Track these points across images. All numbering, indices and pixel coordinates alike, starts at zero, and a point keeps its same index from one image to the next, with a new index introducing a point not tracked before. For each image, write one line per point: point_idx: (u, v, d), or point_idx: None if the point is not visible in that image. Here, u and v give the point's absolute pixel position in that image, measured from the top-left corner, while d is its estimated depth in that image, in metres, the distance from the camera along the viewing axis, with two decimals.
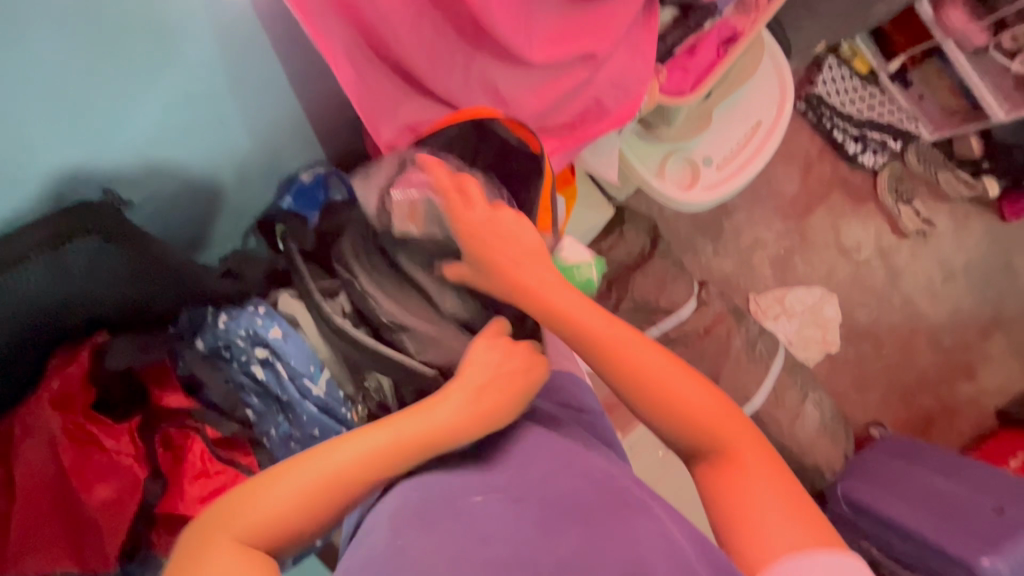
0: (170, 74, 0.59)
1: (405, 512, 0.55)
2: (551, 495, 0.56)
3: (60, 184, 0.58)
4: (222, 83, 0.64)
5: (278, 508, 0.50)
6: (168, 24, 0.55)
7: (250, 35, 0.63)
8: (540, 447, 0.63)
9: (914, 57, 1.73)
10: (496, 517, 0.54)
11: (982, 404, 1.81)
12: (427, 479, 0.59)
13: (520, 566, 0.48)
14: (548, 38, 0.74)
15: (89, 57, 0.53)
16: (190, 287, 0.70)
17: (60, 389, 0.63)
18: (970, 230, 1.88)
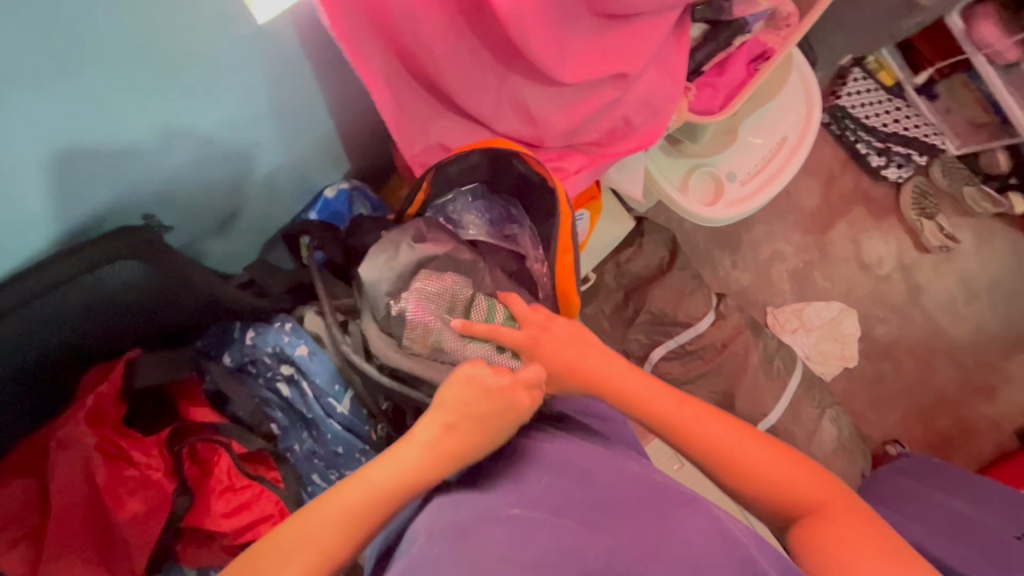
0: (217, 103, 0.58)
1: (436, 525, 0.52)
2: (594, 494, 0.55)
3: (106, 210, 0.58)
4: (263, 110, 0.63)
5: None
6: (221, 59, 0.54)
7: (295, 62, 0.62)
8: (571, 456, 0.61)
9: (943, 70, 1.72)
10: (535, 521, 0.52)
11: (1003, 425, 1.78)
12: (460, 494, 0.57)
13: (576, 562, 0.47)
14: (581, 59, 0.73)
15: (144, 91, 0.51)
16: (219, 305, 0.70)
17: (93, 406, 0.64)
18: (994, 247, 1.84)
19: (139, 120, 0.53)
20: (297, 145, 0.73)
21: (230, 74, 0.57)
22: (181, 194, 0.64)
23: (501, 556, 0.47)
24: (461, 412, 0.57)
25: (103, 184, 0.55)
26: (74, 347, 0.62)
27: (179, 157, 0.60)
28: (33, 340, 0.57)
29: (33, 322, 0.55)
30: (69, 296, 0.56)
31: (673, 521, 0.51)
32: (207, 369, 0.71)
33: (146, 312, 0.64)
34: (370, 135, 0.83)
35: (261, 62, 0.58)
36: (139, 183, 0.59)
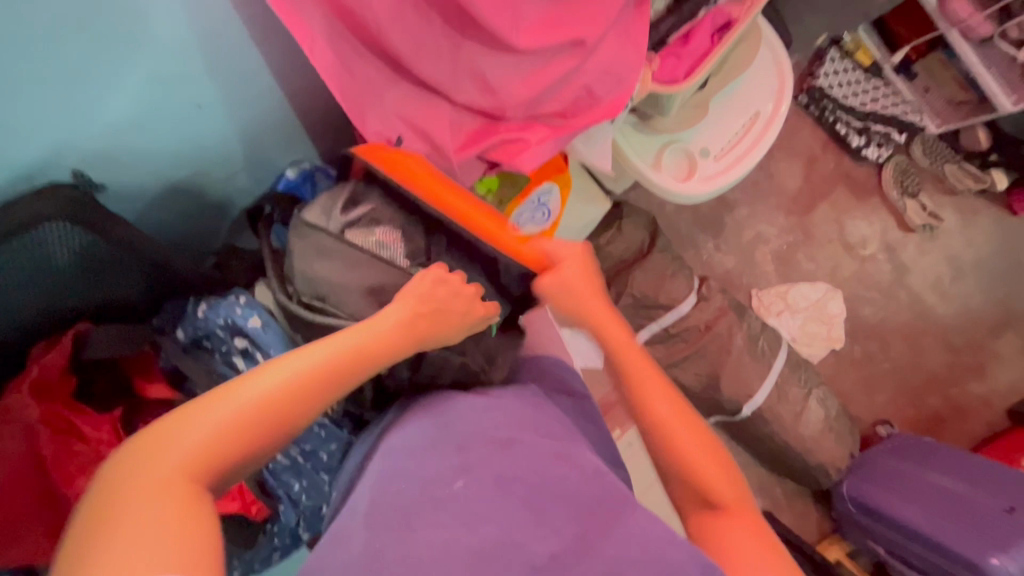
0: (143, 53, 0.56)
1: (380, 512, 0.54)
2: (537, 474, 0.57)
3: (33, 166, 0.55)
4: (196, 63, 0.61)
5: (204, 441, 0.46)
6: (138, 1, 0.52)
7: (226, 16, 0.60)
8: (523, 432, 0.63)
9: (919, 48, 1.70)
10: (480, 499, 0.54)
11: (993, 403, 1.77)
12: (403, 465, 0.60)
13: (512, 547, 0.50)
14: (535, 24, 0.73)
15: (52, 27, 0.49)
16: (165, 270, 0.68)
17: (39, 375, 0.60)
18: (977, 225, 1.84)
19: (52, 62, 0.50)
20: (247, 112, 0.71)
21: (153, 22, 0.54)
22: (118, 154, 0.61)
23: (445, 548, 0.49)
24: (444, 301, 0.63)
25: (15, 142, 0.53)
26: (33, 309, 0.60)
27: (108, 114, 0.57)
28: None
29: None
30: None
31: (622, 518, 0.54)
32: (162, 346, 0.69)
33: (69, 282, 0.61)
34: (329, 110, 0.82)
35: (183, 8, 0.56)
36: (67, 144, 0.56)
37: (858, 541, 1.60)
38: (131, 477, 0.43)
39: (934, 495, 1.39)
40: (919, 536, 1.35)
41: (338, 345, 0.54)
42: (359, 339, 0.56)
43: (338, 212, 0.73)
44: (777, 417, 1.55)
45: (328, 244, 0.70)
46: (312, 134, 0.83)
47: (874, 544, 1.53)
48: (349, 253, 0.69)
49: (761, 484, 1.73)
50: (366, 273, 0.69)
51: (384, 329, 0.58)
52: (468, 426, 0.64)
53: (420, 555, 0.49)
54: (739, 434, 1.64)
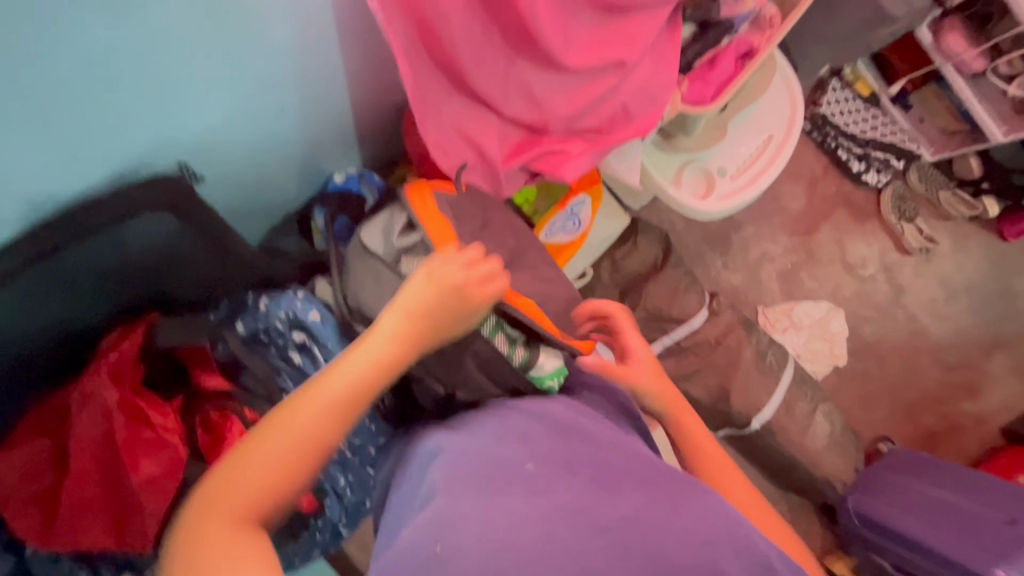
0: (252, 56, 0.58)
1: (459, 480, 0.57)
2: (598, 461, 0.61)
3: (142, 157, 0.58)
4: (287, 73, 0.64)
5: (255, 487, 0.53)
6: (258, 9, 0.55)
7: (325, 30, 0.63)
8: (586, 433, 0.67)
9: (914, 80, 1.80)
10: (551, 478, 0.57)
11: (988, 422, 1.83)
12: (473, 445, 0.63)
13: (584, 512, 0.52)
14: (583, 45, 0.78)
15: (186, 25, 0.51)
16: (241, 262, 0.71)
17: (116, 363, 0.64)
18: (970, 250, 1.92)
19: (176, 61, 0.53)
20: (317, 118, 0.74)
21: (265, 28, 0.57)
22: (212, 153, 0.64)
23: (522, 507, 0.52)
24: (432, 304, 0.61)
25: (130, 133, 0.55)
26: (121, 287, 0.64)
27: (210, 111, 0.60)
28: (48, 292, 0.57)
29: (51, 278, 0.57)
30: (79, 251, 0.57)
31: (690, 500, 0.56)
32: (222, 338, 0.71)
33: (151, 268, 0.65)
34: (381, 119, 0.86)
35: (293, 18, 0.59)
36: (173, 138, 0.59)
37: (861, 556, 1.63)
38: (206, 529, 0.51)
39: (937, 509, 1.42)
40: (924, 550, 1.37)
41: (341, 381, 0.56)
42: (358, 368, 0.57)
43: (395, 238, 0.75)
44: (785, 430, 1.58)
45: (382, 271, 0.73)
46: (361, 141, 0.87)
47: (877, 557, 1.55)
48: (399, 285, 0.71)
49: (766, 499, 1.75)
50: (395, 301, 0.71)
51: (375, 355, 0.58)
52: (528, 421, 0.68)
53: (498, 516, 0.51)
54: (746, 447, 1.67)
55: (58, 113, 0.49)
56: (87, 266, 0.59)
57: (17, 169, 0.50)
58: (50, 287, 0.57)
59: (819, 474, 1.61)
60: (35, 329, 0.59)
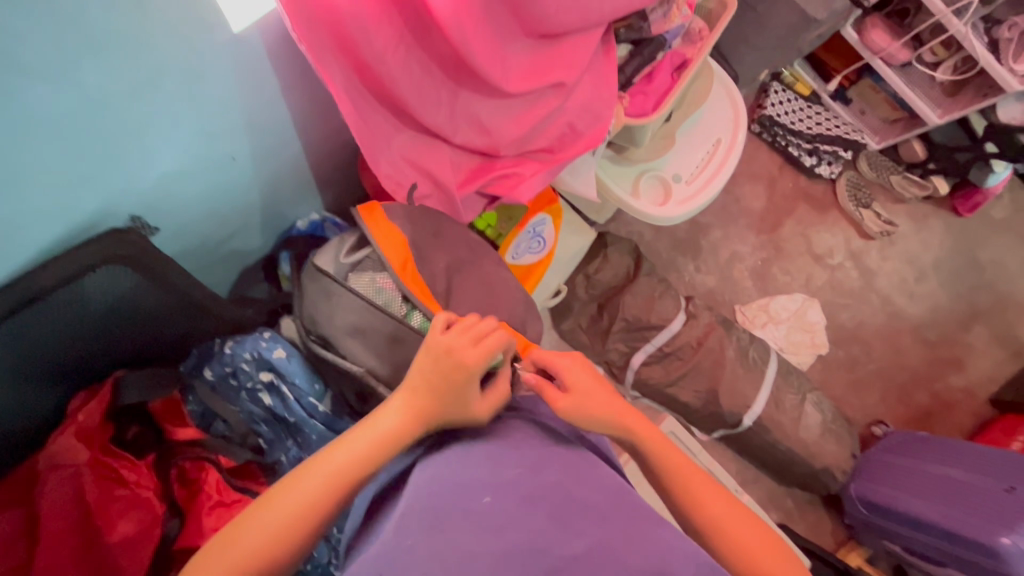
0: (196, 106, 0.60)
1: (415, 516, 0.56)
2: (563, 490, 0.59)
3: (95, 214, 0.59)
4: (235, 117, 0.66)
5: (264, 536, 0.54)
6: (200, 62, 0.57)
7: (268, 75, 0.66)
8: (554, 455, 0.65)
9: (849, 77, 1.90)
10: (509, 513, 0.55)
11: (975, 394, 1.86)
12: (436, 480, 0.60)
13: (532, 552, 0.51)
14: (520, 72, 0.82)
15: (130, 80, 0.52)
16: (206, 309, 0.72)
17: (85, 423, 0.64)
18: (930, 228, 1.99)
19: (120, 115, 0.54)
20: (272, 163, 0.77)
21: (208, 79, 0.59)
22: (163, 205, 0.66)
23: (467, 550, 0.51)
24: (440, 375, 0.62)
25: (82, 190, 0.56)
26: (85, 346, 0.64)
27: (159, 163, 0.61)
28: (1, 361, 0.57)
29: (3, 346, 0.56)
30: (29, 317, 0.56)
31: (646, 533, 0.55)
32: (191, 387, 0.73)
33: (112, 323, 0.65)
34: (337, 160, 0.89)
35: (235, 66, 0.61)
36: (125, 191, 0.61)
37: (874, 544, 1.62)
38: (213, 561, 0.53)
39: (936, 485, 1.42)
40: (929, 527, 1.37)
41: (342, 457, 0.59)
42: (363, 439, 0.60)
43: (343, 256, 0.76)
44: (778, 425, 1.59)
45: (333, 289, 0.74)
46: (319, 184, 0.90)
47: (889, 543, 1.55)
48: (352, 301, 0.73)
49: (772, 497, 1.74)
50: (347, 313, 0.73)
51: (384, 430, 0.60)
52: (497, 447, 0.66)
53: (443, 556, 0.50)
54: (744, 447, 1.66)
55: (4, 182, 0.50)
56: (42, 330, 0.58)
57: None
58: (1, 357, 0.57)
59: (819, 465, 1.61)
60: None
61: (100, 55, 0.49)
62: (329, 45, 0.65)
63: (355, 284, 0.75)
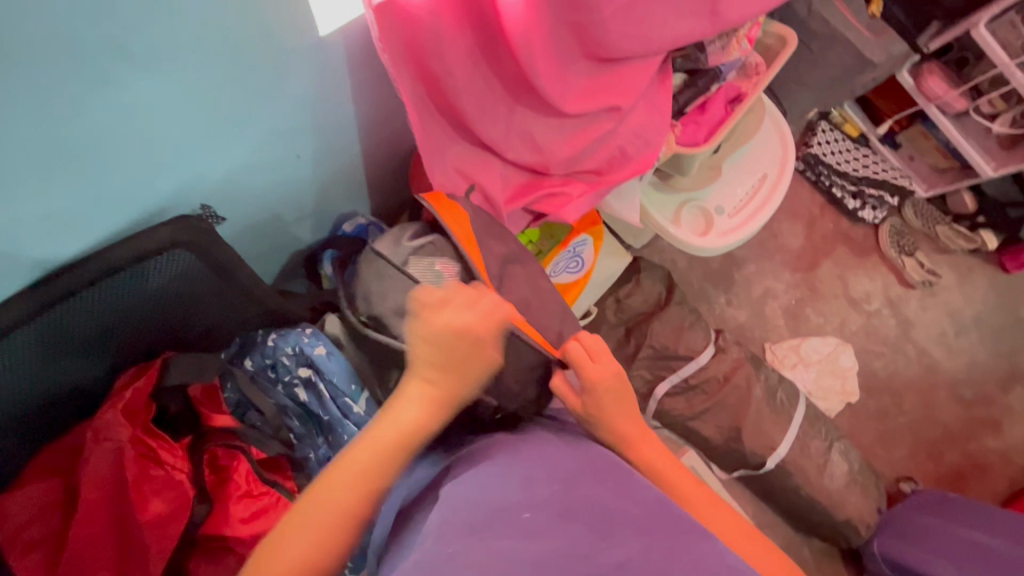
0: (276, 106, 0.63)
1: (454, 522, 0.56)
2: (597, 508, 0.61)
3: (169, 200, 0.62)
4: (308, 119, 0.68)
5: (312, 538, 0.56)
6: (286, 64, 0.60)
7: (343, 82, 0.68)
8: (585, 470, 0.67)
9: (900, 121, 1.87)
10: (548, 526, 0.57)
11: (1012, 459, 1.77)
12: (470, 488, 0.62)
13: (579, 560, 0.54)
14: (578, 93, 0.82)
15: (223, 77, 0.55)
16: (256, 301, 0.74)
17: (130, 400, 0.65)
18: (974, 282, 1.92)
19: (208, 110, 0.57)
20: (332, 164, 0.79)
21: (291, 81, 0.62)
22: (230, 197, 0.69)
23: (512, 552, 0.53)
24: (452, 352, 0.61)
25: (164, 178, 0.59)
26: (142, 324, 0.66)
27: (235, 157, 0.64)
28: (68, 327, 0.60)
29: (70, 315, 0.59)
30: (98, 291, 0.59)
31: (686, 546, 0.58)
32: (230, 375, 0.73)
33: (170, 305, 0.67)
34: (390, 165, 0.91)
35: (316, 72, 0.64)
36: (200, 181, 0.63)
37: None
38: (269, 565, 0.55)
39: (964, 548, 1.34)
40: None
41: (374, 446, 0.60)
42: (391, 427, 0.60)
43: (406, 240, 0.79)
44: (802, 470, 1.53)
45: (388, 270, 0.75)
46: (370, 186, 0.92)
47: None
48: (406, 283, 0.74)
49: (788, 545, 1.68)
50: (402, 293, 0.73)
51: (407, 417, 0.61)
52: (527, 461, 0.67)
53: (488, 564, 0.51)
54: (763, 489, 1.61)
55: (95, 160, 0.52)
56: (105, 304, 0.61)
57: (51, 209, 0.53)
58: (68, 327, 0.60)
59: (841, 517, 1.54)
60: (47, 363, 0.61)
61: (199, 48, 0.51)
62: (402, 54, 0.66)
63: (412, 268, 0.76)
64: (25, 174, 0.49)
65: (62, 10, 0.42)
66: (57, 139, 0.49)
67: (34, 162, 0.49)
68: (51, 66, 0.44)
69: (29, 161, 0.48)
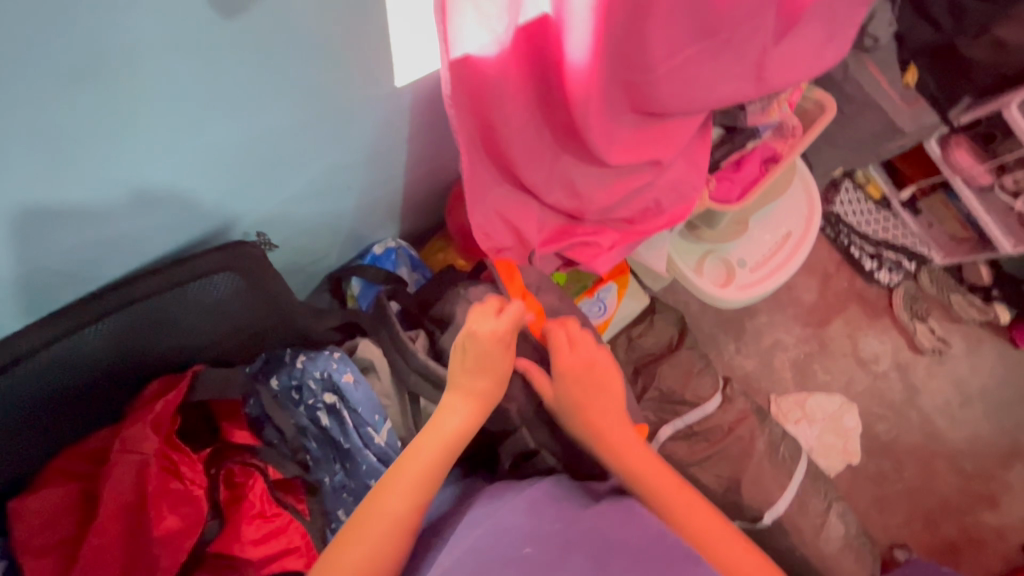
0: (337, 145, 0.68)
1: (459, 564, 0.60)
2: (598, 541, 0.62)
3: (226, 221, 0.68)
4: (363, 156, 0.73)
5: (368, 549, 0.58)
6: (353, 110, 0.64)
7: (403, 123, 0.72)
8: (589, 506, 0.68)
9: (923, 187, 1.86)
10: (546, 563, 0.59)
11: (1008, 538, 1.75)
12: (478, 529, 0.65)
13: None
14: (624, 146, 0.83)
15: (295, 118, 0.60)
16: (295, 326, 0.77)
17: (159, 413, 0.66)
18: (983, 354, 1.92)
19: (276, 145, 0.62)
20: (376, 191, 0.82)
21: (355, 125, 0.67)
22: (278, 221, 0.74)
23: None
24: (481, 358, 0.69)
25: (225, 200, 0.65)
26: (184, 337, 0.70)
27: (291, 184, 0.70)
28: (117, 338, 0.64)
29: (121, 326, 0.63)
30: (147, 306, 0.63)
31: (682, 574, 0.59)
32: (256, 392, 0.74)
33: (213, 324, 0.71)
34: (429, 192, 0.93)
35: (380, 117, 0.68)
36: (256, 204, 0.69)
37: None
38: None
39: None
40: None
41: (428, 456, 0.64)
42: (439, 440, 0.65)
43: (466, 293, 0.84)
44: (798, 529, 1.51)
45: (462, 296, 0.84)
46: (407, 210, 0.94)
47: None
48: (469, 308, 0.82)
49: None
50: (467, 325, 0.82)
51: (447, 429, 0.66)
52: (536, 500, 0.69)
53: None
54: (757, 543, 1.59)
55: (171, 182, 0.57)
56: (154, 318, 0.65)
57: (123, 223, 0.58)
58: (119, 336, 0.64)
59: None
60: (97, 368, 0.65)
61: (279, 97, 0.56)
62: (466, 104, 0.67)
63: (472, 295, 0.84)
64: (107, 196, 0.54)
65: (165, 60, 0.46)
66: (142, 169, 0.54)
67: (118, 187, 0.54)
68: (152, 111, 0.49)
69: (114, 182, 0.53)
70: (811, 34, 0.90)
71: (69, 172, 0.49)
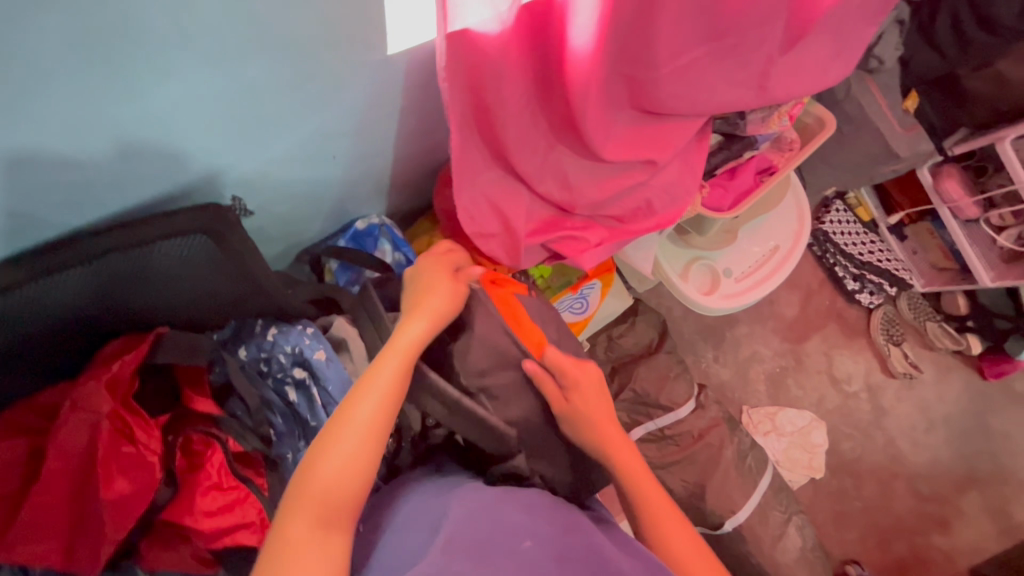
0: (323, 110, 0.65)
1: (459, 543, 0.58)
2: (593, 556, 0.63)
3: (201, 179, 0.65)
4: (351, 123, 0.70)
5: (342, 463, 0.56)
6: (343, 74, 0.62)
7: (396, 92, 0.70)
8: (582, 521, 0.69)
9: (911, 215, 1.88)
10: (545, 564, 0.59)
11: (956, 561, 1.80)
12: (476, 512, 0.63)
13: None
14: (620, 142, 0.82)
15: (279, 77, 0.58)
16: (269, 297, 0.75)
17: (116, 372, 0.64)
18: (951, 382, 1.96)
19: (258, 105, 0.60)
20: (363, 163, 0.80)
21: (343, 89, 0.64)
22: (257, 185, 0.71)
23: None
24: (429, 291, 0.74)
25: (199, 158, 0.61)
26: (149, 297, 0.67)
27: (272, 148, 0.67)
28: (76, 293, 0.61)
29: (81, 282, 0.60)
30: (110, 261, 0.60)
31: None
32: (222, 361, 0.71)
33: (180, 286, 0.68)
34: (418, 171, 0.91)
35: (370, 83, 0.66)
36: (233, 164, 0.66)
37: None
38: (298, 507, 0.54)
39: None
40: None
41: (394, 366, 0.63)
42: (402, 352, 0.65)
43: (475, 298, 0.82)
44: (757, 539, 1.53)
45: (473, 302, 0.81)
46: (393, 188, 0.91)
47: None
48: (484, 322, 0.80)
49: None
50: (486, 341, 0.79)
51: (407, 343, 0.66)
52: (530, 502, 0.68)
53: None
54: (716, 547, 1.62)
55: (143, 134, 0.54)
56: (118, 276, 0.62)
57: (88, 172, 0.55)
58: (77, 291, 0.61)
59: None
60: (54, 323, 0.62)
61: (262, 51, 0.53)
62: (461, 82, 0.65)
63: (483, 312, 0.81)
64: (76, 142, 0.51)
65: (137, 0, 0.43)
66: (110, 115, 0.50)
67: (85, 134, 0.51)
68: (123, 54, 0.46)
69: (81, 128, 0.50)
70: (817, 48, 0.90)
71: (29, 110, 0.46)
